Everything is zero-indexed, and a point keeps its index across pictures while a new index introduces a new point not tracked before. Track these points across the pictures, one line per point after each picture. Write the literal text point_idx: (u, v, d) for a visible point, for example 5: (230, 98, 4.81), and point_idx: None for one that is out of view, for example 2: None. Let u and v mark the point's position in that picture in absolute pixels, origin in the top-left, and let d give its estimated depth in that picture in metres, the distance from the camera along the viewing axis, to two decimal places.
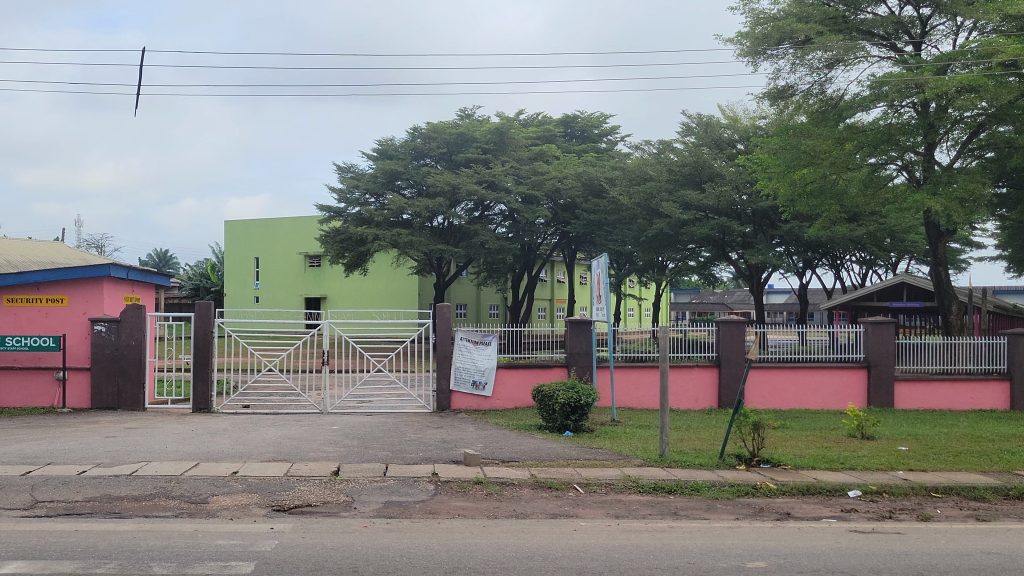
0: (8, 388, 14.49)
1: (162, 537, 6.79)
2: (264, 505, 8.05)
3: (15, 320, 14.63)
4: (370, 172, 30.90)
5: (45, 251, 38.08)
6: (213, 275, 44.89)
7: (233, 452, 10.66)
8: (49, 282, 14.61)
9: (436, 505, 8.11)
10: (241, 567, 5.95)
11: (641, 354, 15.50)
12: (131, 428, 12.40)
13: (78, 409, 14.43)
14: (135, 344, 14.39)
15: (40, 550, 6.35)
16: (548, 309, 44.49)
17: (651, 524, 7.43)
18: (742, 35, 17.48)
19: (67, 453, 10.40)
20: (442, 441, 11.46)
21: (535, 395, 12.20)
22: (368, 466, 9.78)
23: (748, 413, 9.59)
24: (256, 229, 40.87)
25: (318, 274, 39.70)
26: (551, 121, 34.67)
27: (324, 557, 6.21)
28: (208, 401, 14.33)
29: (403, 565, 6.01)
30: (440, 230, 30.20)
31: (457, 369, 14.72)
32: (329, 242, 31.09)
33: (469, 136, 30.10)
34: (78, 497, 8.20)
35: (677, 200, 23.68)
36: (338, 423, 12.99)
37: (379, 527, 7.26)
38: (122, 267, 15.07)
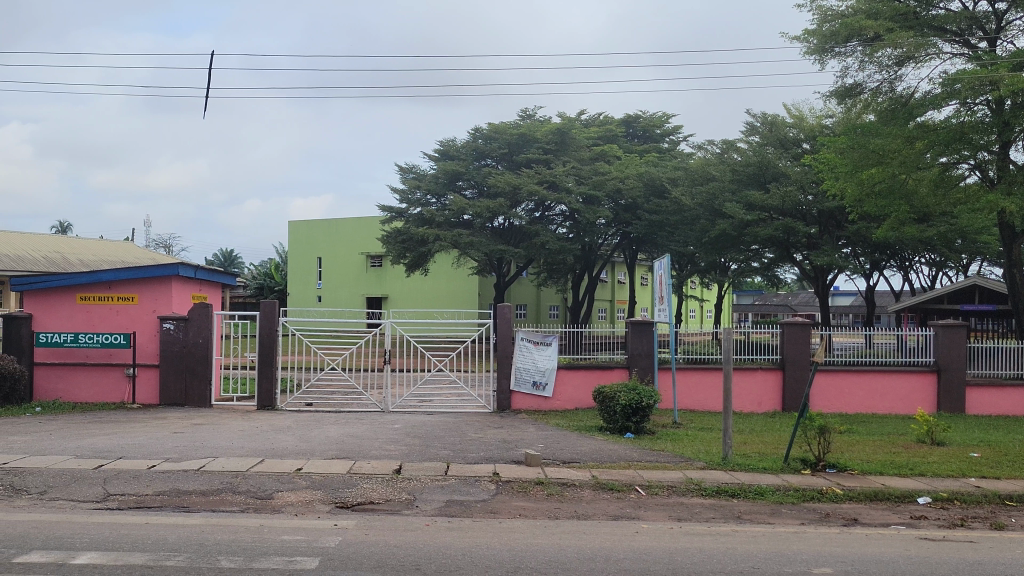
0: (80, 383, 14.91)
1: (229, 532, 6.91)
2: (327, 502, 8.14)
3: (88, 318, 15.05)
4: (432, 172, 31.20)
5: (116, 250, 39.09)
6: (277, 274, 45.66)
7: (296, 449, 10.80)
8: (120, 280, 15.00)
9: (497, 505, 8.12)
10: (306, 562, 6.02)
11: (703, 356, 15.32)
12: (197, 425, 12.65)
13: (147, 405, 14.77)
14: (201, 341, 14.67)
15: (112, 542, 6.49)
16: (609, 310, 44.31)
17: (714, 528, 7.35)
18: (809, 34, 17.26)
19: (137, 448, 10.65)
20: (503, 441, 11.47)
21: (595, 396, 12.15)
22: (430, 465, 9.83)
23: (814, 416, 9.43)
24: (319, 229, 41.42)
25: (380, 274, 40.09)
26: (613, 121, 34.51)
27: (387, 555, 6.26)
28: (272, 399, 14.56)
29: (465, 564, 6.03)
30: (501, 230, 30.34)
31: (517, 369, 14.75)
32: (391, 242, 31.41)
33: (530, 136, 30.12)
34: (148, 491, 8.39)
35: (740, 200, 23.43)
36: (399, 422, 13.08)
37: (440, 526, 7.29)
38: (190, 266, 15.39)
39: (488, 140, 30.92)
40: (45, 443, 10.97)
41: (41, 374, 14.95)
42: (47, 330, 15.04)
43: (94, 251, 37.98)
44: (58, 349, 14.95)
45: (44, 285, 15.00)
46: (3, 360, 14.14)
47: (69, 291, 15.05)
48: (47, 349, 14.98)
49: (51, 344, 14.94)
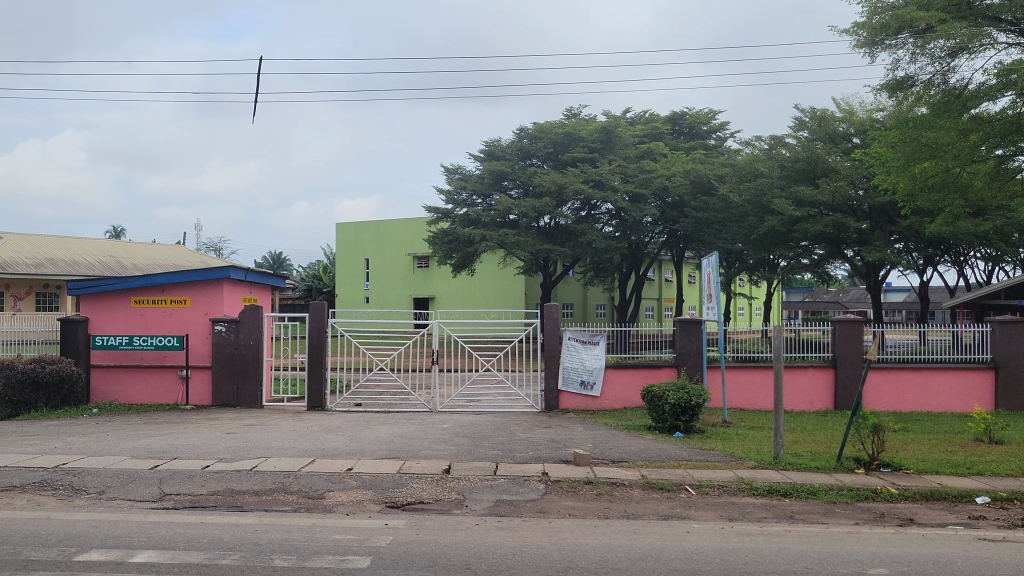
0: (136, 385, 15.18)
1: (282, 531, 7.00)
2: (377, 501, 8.20)
3: (143, 321, 15.33)
4: (477, 172, 31.33)
5: (168, 254, 39.79)
6: (325, 276, 46.15)
7: (346, 449, 10.90)
8: (173, 283, 15.24)
9: (546, 504, 8.13)
10: (358, 561, 6.07)
11: (752, 354, 15.17)
12: (249, 425, 12.81)
13: (200, 406, 15.00)
14: (252, 343, 14.84)
15: (168, 541, 6.61)
16: (656, 308, 44.07)
17: (766, 528, 7.27)
18: (859, 26, 17.05)
19: (191, 448, 10.82)
20: (551, 441, 11.46)
21: (644, 396, 12.11)
22: (479, 464, 9.86)
23: (867, 415, 9.28)
24: (366, 231, 41.75)
25: (426, 274, 40.29)
26: (659, 119, 34.29)
27: (438, 554, 6.29)
28: (322, 400, 14.68)
29: (515, 564, 6.03)
30: (548, 230, 30.33)
31: (565, 369, 14.73)
32: (438, 243, 31.61)
33: (576, 135, 30.10)
34: (202, 491, 8.52)
35: (788, 196, 23.18)
36: (447, 422, 13.14)
37: (490, 525, 7.30)
38: (241, 268, 15.60)
39: (534, 139, 30.87)
40: (102, 444, 11.19)
41: (97, 376, 15.26)
42: (102, 333, 15.34)
43: (147, 255, 38.71)
44: (114, 352, 15.24)
45: (100, 288, 15.30)
46: (61, 363, 14.46)
47: (124, 295, 15.34)
48: (103, 351, 15.27)
49: (107, 347, 15.24)
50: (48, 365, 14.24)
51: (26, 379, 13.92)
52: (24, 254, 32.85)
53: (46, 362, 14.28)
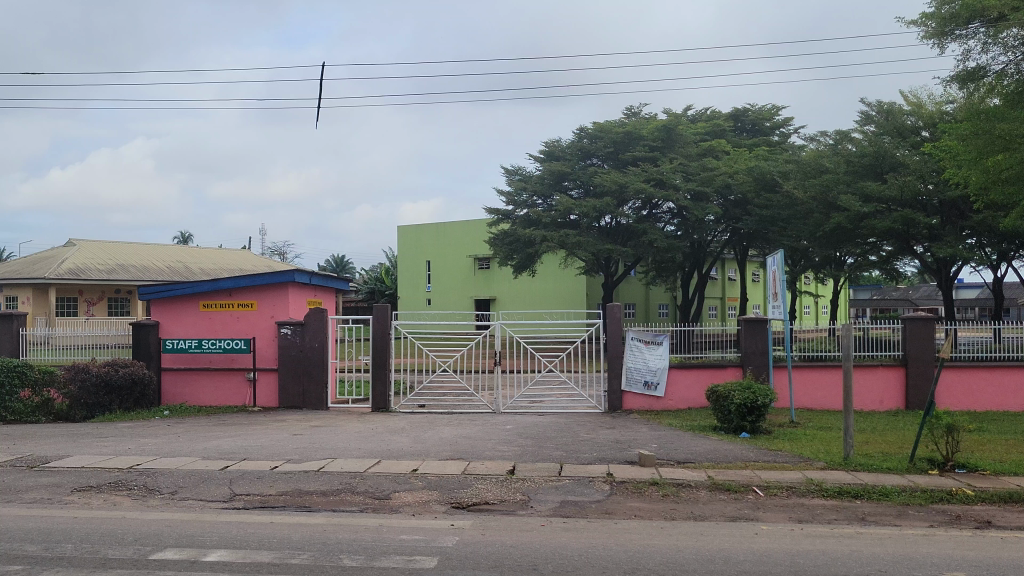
0: (205, 388, 15.50)
1: (350, 531, 7.07)
2: (443, 502, 8.25)
3: (211, 324, 15.64)
4: (538, 173, 31.40)
5: (234, 259, 40.59)
6: (387, 279, 46.62)
7: (412, 450, 10.98)
8: (239, 288, 15.52)
9: (612, 505, 8.09)
10: (425, 562, 6.11)
11: (820, 353, 14.92)
12: (315, 427, 12.97)
13: (267, 408, 15.24)
14: (317, 345, 15.00)
15: (240, 540, 6.72)
16: (720, 308, 43.62)
17: (837, 530, 7.13)
18: (928, 17, 16.72)
19: (260, 450, 10.99)
20: (616, 441, 11.42)
21: (709, 396, 12.01)
22: (543, 465, 9.85)
23: (940, 415, 9.06)
24: (427, 234, 42.07)
25: (487, 276, 40.42)
26: (721, 116, 33.95)
27: (505, 555, 6.30)
28: (386, 401, 14.82)
29: (582, 565, 6.01)
30: (609, 230, 30.23)
31: (628, 369, 14.65)
32: (499, 245, 31.74)
33: (636, 134, 29.95)
34: (271, 491, 8.65)
35: (855, 192, 22.72)
36: (511, 423, 13.15)
37: (556, 526, 7.29)
38: (306, 272, 15.82)
39: (594, 139, 30.80)
40: (174, 445, 11.44)
41: (169, 379, 15.64)
42: (173, 337, 15.70)
43: (214, 260, 39.51)
44: (184, 355, 15.60)
45: (169, 293, 15.65)
46: (134, 366, 14.81)
47: (193, 299, 15.66)
48: (174, 355, 15.63)
49: (177, 350, 15.60)
50: (122, 368, 14.62)
51: (100, 381, 14.30)
52: (97, 260, 33.77)
53: (119, 365, 14.64)
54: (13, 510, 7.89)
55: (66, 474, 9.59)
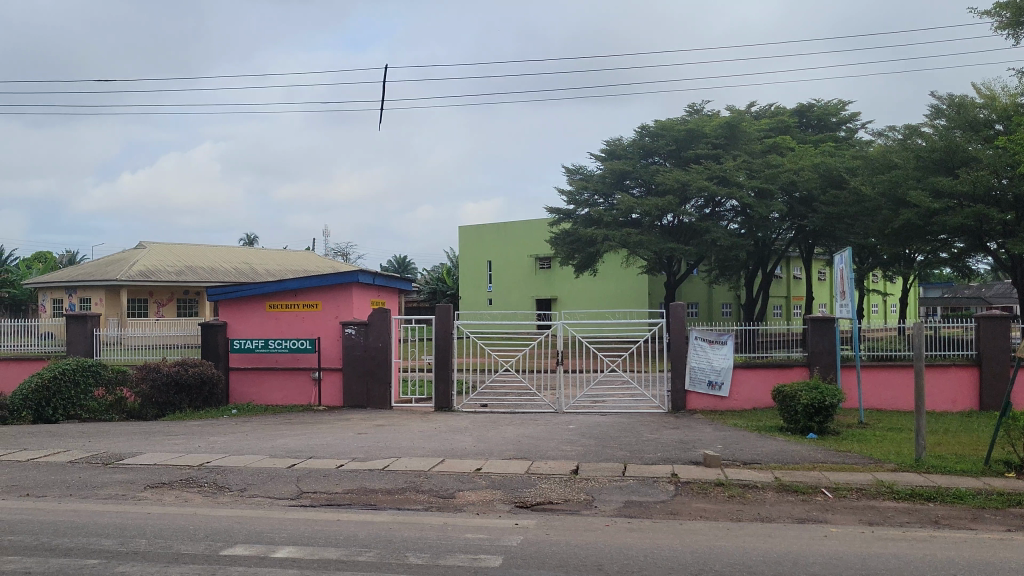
0: (272, 387, 15.76)
1: (416, 529, 7.11)
2: (507, 501, 8.25)
3: (277, 325, 15.88)
4: (599, 173, 31.40)
5: (299, 260, 41.19)
6: (449, 279, 46.91)
7: (475, 449, 11.00)
8: (305, 288, 15.73)
9: (676, 506, 8.02)
10: (490, 560, 6.12)
11: (889, 352, 14.64)
12: (380, 426, 13.08)
13: (332, 407, 15.42)
14: (381, 345, 15.13)
15: (308, 537, 6.81)
16: (785, 307, 43.04)
17: (910, 533, 6.97)
18: (1001, 7, 16.29)
19: (326, 448, 11.12)
20: (680, 442, 11.31)
21: (775, 397, 11.85)
22: (607, 465, 9.80)
23: (1017, 416, 8.81)
24: (489, 234, 42.23)
25: (548, 276, 40.43)
26: (785, 112, 33.49)
27: (570, 554, 6.28)
28: (449, 401, 14.90)
29: (648, 565, 5.96)
30: (671, 228, 30.06)
31: (692, 369, 14.51)
32: (560, 244, 31.76)
33: (699, 132, 29.76)
34: (337, 489, 8.75)
35: (926, 187, 22.17)
36: (574, 423, 13.11)
37: (621, 526, 7.25)
38: (369, 272, 15.97)
39: (655, 137, 30.68)
40: (242, 443, 11.64)
41: (236, 379, 15.93)
42: (240, 337, 15.99)
43: (279, 261, 40.16)
44: (251, 355, 15.87)
45: (237, 294, 15.94)
46: (203, 365, 15.12)
47: (259, 299, 15.92)
48: (241, 354, 15.91)
49: (245, 350, 15.88)
50: (191, 368, 14.94)
51: (170, 381, 14.65)
52: (166, 262, 34.55)
53: (189, 365, 14.97)
54: (89, 505, 8.10)
55: (140, 471, 9.82)
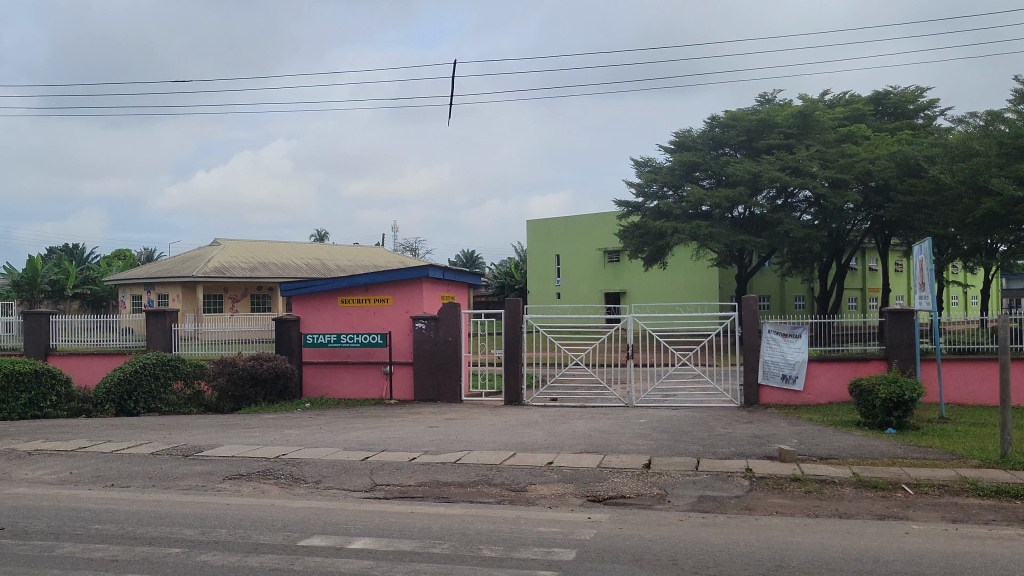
0: (344, 381, 15.97)
1: (489, 522, 7.14)
2: (579, 495, 8.23)
3: (349, 319, 16.08)
4: (668, 165, 31.28)
5: (369, 255, 41.72)
6: (517, 273, 47.00)
7: (546, 443, 10.98)
8: (376, 283, 15.89)
9: (752, 501, 7.90)
10: (563, 553, 6.11)
11: (972, 346, 14.19)
12: (450, 419, 13.16)
13: (403, 400, 15.59)
14: (451, 339, 15.21)
15: (384, 528, 6.89)
16: (860, 300, 42.17)
17: (997, 531, 6.76)
18: None
19: (398, 441, 11.23)
20: (753, 436, 11.15)
21: (852, 390, 11.68)
22: (680, 460, 9.71)
23: None
24: (556, 228, 42.23)
25: (617, 270, 40.28)
26: (859, 100, 32.77)
27: (644, 549, 6.23)
28: (519, 394, 14.92)
29: (724, 561, 5.88)
30: (743, 220, 29.79)
31: (765, 363, 14.32)
32: (628, 237, 31.64)
33: (771, 122, 29.38)
34: (411, 482, 8.83)
35: (1009, 174, 21.35)
36: (645, 417, 13.03)
37: (695, 521, 7.17)
38: (438, 267, 16.05)
39: (726, 128, 30.47)
40: (316, 436, 11.80)
41: (310, 373, 16.18)
42: (313, 332, 16.23)
43: (350, 257, 40.73)
44: (324, 350, 16.08)
45: (310, 289, 16.18)
46: (277, 359, 15.42)
47: (331, 295, 16.15)
48: (314, 349, 16.15)
49: (317, 344, 16.11)
50: (265, 363, 15.26)
51: (247, 375, 14.97)
52: (240, 258, 35.23)
53: (264, 359, 15.28)
54: (169, 495, 8.31)
55: (219, 463, 10.04)
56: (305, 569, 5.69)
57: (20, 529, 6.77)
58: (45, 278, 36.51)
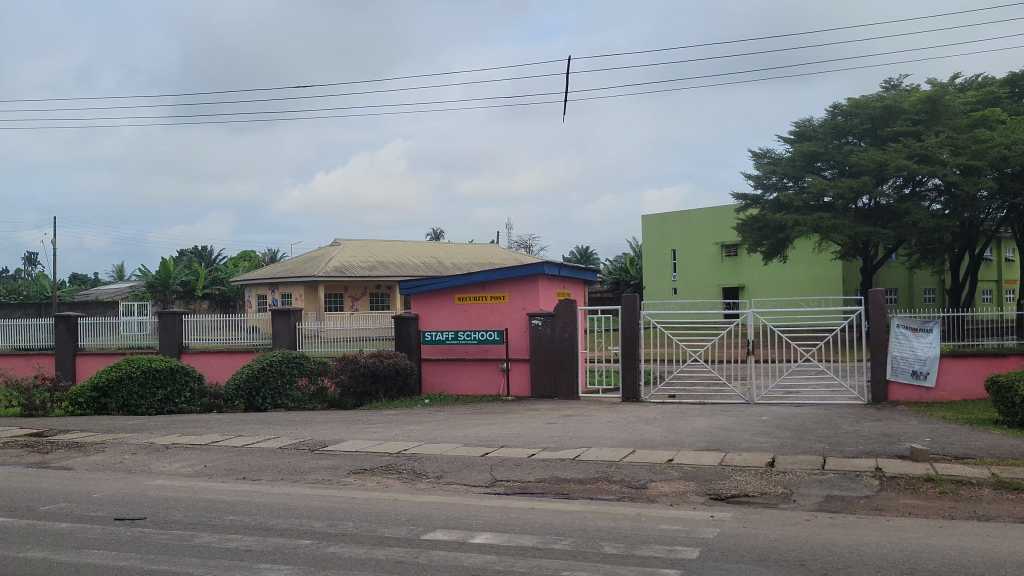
0: (462, 377, 16.19)
1: (610, 519, 7.10)
2: (701, 493, 8.11)
3: (466, 316, 16.27)
4: (788, 156, 30.65)
5: (485, 253, 42.12)
6: (633, 269, 46.68)
7: (666, 440, 10.86)
8: (492, 281, 16.02)
9: (882, 502, 7.63)
10: (687, 552, 6.02)
11: None
12: (568, 416, 13.15)
13: (520, 397, 15.66)
14: (568, 336, 15.19)
15: (504, 524, 6.93)
16: (995, 292, 40.22)
17: None
18: None
19: (517, 438, 11.30)
20: (883, 434, 10.78)
21: (988, 387, 11.18)
22: (806, 458, 9.45)
23: None
24: (672, 222, 41.73)
25: (735, 264, 39.54)
26: (995, 82, 31.22)
27: (770, 549, 6.08)
28: (637, 391, 14.82)
29: (854, 563, 5.70)
30: (868, 211, 28.90)
31: (894, 359, 13.72)
32: (747, 231, 31.14)
33: (897, 108, 28.37)
34: (530, 478, 8.86)
35: None
36: (767, 414, 12.74)
37: (823, 521, 6.97)
38: (554, 264, 16.04)
39: (850, 116, 29.63)
40: (436, 432, 11.97)
41: (429, 369, 16.48)
42: (432, 329, 16.51)
43: (466, 254, 41.20)
44: (442, 346, 16.35)
45: (429, 287, 16.48)
46: (397, 357, 15.75)
47: (449, 292, 16.38)
48: (433, 346, 16.46)
49: (435, 341, 16.39)
50: (386, 359, 15.57)
51: (367, 371, 15.31)
52: (359, 258, 36.08)
53: (384, 356, 15.60)
54: (298, 488, 8.57)
55: (343, 457, 10.30)
56: (430, 562, 5.77)
57: (160, 519, 7.11)
58: (176, 279, 38.25)
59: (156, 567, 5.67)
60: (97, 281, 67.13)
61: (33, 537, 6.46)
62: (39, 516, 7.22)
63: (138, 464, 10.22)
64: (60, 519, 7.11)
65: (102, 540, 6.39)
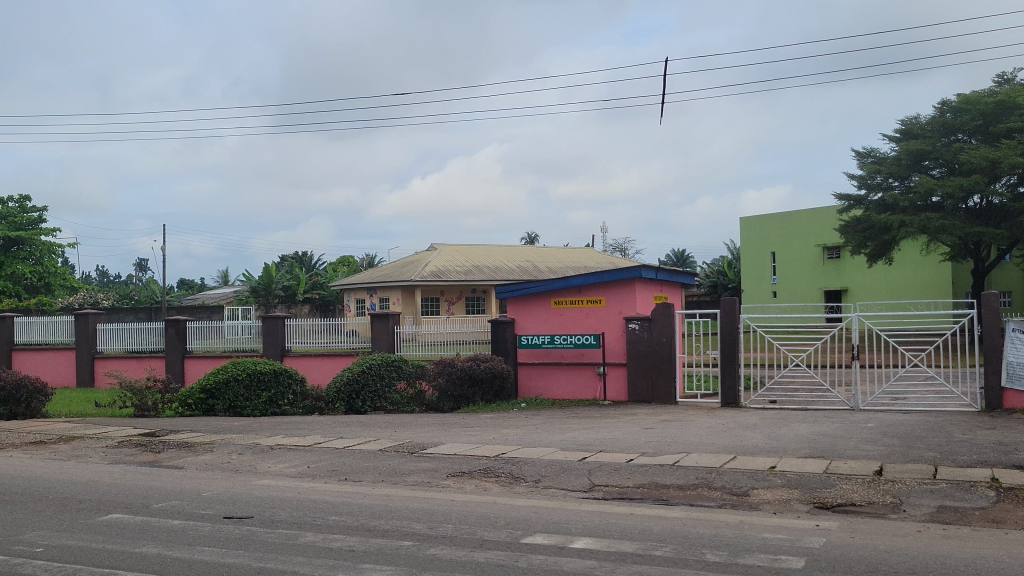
0: (558, 381, 16.19)
1: (712, 526, 6.99)
2: (804, 501, 7.92)
3: (563, 320, 16.26)
4: (893, 155, 29.75)
5: (580, 257, 42.05)
6: (731, 272, 45.94)
7: (768, 446, 10.65)
8: (588, 285, 15.99)
9: (998, 514, 7.31)
10: (792, 561, 5.88)
11: None
12: (666, 421, 13.02)
13: (617, 401, 15.57)
14: (665, 340, 14.97)
15: (603, 529, 6.89)
16: None
17: None
18: None
19: (615, 443, 11.22)
20: (997, 443, 10.33)
21: None
22: (916, 467, 9.14)
23: None
24: (772, 223, 40.92)
25: (838, 266, 38.54)
26: None
27: (879, 560, 5.90)
28: (737, 397, 14.53)
29: None
30: (979, 211, 27.87)
31: (1010, 365, 12.89)
32: (850, 233, 30.38)
33: (1011, 103, 27.24)
34: (629, 483, 8.80)
35: None
36: (873, 421, 12.36)
37: (935, 533, 6.73)
38: (652, 267, 15.88)
39: (959, 113, 28.54)
40: (534, 436, 11.98)
41: (525, 373, 16.52)
42: (528, 333, 16.57)
43: (561, 258, 41.22)
44: (539, 351, 16.38)
45: (526, 291, 16.54)
46: (493, 360, 15.92)
47: (545, 296, 16.42)
48: (529, 350, 16.49)
49: (531, 345, 16.43)
50: (483, 363, 15.74)
51: (465, 375, 15.47)
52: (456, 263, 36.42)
53: (481, 360, 15.78)
54: (397, 490, 8.68)
55: (442, 460, 10.40)
56: (530, 567, 5.76)
57: (267, 518, 7.30)
58: (278, 284, 39.26)
59: (264, 566, 5.80)
60: (202, 285, 69.42)
61: (147, 534, 6.70)
62: (152, 513, 7.49)
63: (244, 464, 10.52)
64: (172, 517, 7.34)
65: (212, 537, 6.60)
